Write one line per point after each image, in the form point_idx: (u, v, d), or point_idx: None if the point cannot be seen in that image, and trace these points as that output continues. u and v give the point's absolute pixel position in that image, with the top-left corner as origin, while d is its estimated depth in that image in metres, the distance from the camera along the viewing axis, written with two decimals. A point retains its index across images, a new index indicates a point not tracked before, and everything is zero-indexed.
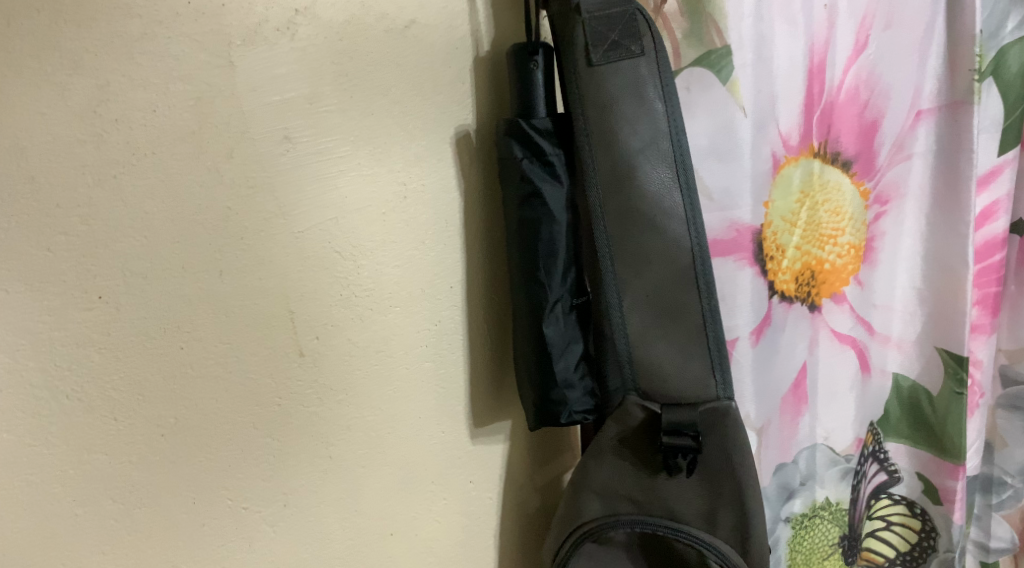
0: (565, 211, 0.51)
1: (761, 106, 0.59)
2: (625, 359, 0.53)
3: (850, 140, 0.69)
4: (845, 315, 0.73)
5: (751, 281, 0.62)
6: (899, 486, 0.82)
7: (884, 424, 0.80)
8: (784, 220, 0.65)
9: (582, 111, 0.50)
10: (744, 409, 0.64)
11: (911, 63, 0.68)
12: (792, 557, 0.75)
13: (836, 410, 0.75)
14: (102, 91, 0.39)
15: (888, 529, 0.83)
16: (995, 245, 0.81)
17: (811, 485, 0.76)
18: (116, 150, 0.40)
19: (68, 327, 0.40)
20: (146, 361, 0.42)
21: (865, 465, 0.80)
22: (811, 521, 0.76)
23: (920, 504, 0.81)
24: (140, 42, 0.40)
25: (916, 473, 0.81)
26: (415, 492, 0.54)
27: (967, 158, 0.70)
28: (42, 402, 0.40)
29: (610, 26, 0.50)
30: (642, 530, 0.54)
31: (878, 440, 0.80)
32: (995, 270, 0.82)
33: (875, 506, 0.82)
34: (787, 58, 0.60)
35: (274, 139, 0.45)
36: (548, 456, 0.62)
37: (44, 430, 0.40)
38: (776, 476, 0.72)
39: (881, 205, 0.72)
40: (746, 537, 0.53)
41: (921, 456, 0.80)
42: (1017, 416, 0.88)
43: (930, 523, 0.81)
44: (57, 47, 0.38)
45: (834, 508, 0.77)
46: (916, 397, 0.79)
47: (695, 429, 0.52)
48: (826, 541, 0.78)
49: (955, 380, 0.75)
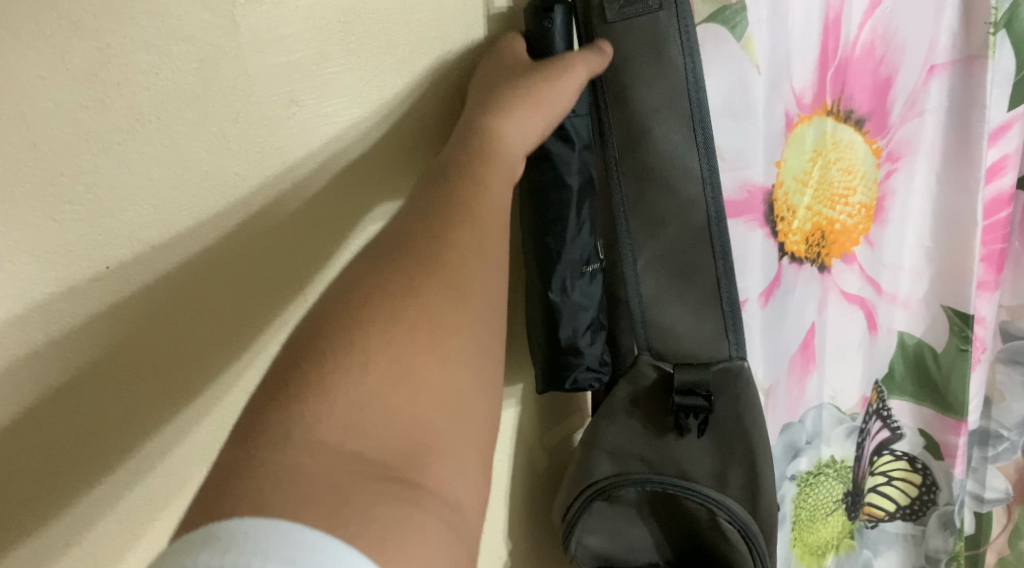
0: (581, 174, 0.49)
1: (775, 63, 0.58)
2: (640, 321, 0.53)
3: (865, 97, 0.67)
4: (854, 274, 0.73)
5: (761, 242, 0.61)
6: (902, 442, 0.84)
7: (889, 382, 0.81)
8: (795, 180, 0.64)
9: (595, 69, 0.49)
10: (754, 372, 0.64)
11: (929, 15, 0.66)
12: (798, 513, 0.76)
13: (843, 369, 0.76)
14: (103, 54, 0.38)
15: (889, 484, 0.85)
16: (1002, 202, 0.81)
17: (817, 444, 0.76)
18: (120, 116, 0.39)
19: (80, 301, 0.39)
20: (158, 334, 0.42)
21: (870, 423, 0.81)
22: (816, 479, 0.77)
23: (921, 459, 0.83)
24: (141, 1, 0.38)
25: (918, 429, 0.82)
26: None
27: (981, 114, 0.69)
28: (55, 378, 0.39)
29: None
30: (651, 488, 0.53)
31: (882, 398, 0.81)
32: (1001, 226, 0.82)
33: (878, 463, 0.84)
34: (803, 13, 0.59)
35: (280, 103, 0.43)
36: (559, 417, 0.62)
37: (57, 404, 0.40)
38: (783, 436, 0.72)
39: (892, 162, 0.71)
40: (756, 494, 0.53)
41: (924, 412, 0.81)
42: (1017, 371, 0.88)
43: (931, 477, 0.82)
44: (53, 7, 0.36)
45: (839, 465, 0.78)
46: (921, 354, 0.79)
47: (707, 387, 0.52)
48: (830, 497, 0.79)
49: (960, 337, 0.75)
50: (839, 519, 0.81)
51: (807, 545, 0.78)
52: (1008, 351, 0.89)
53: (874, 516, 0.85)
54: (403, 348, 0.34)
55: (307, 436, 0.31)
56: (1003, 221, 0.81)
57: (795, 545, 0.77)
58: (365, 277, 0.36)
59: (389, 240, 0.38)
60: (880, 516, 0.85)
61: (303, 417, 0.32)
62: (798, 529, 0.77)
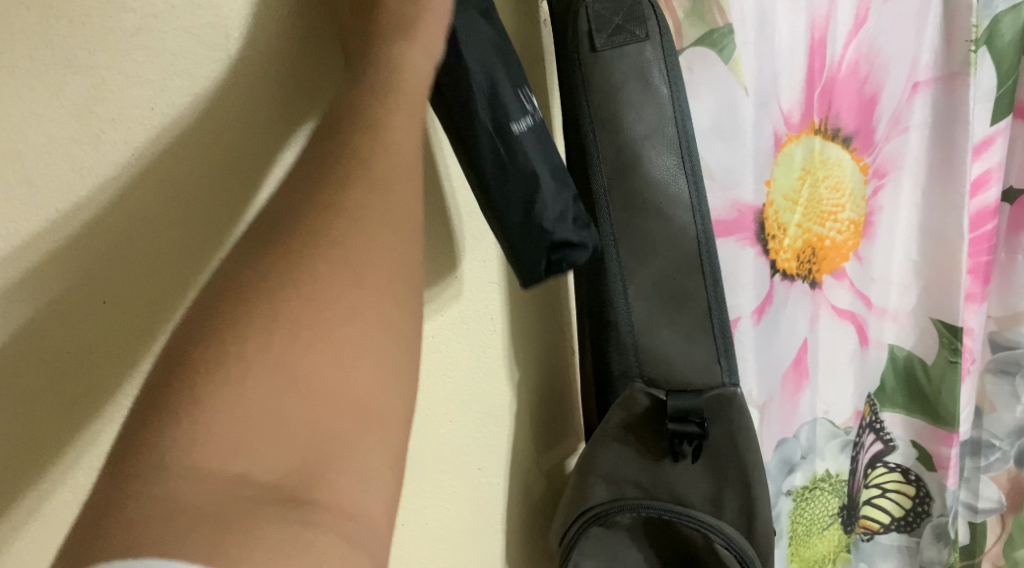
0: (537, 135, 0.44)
1: (763, 84, 0.59)
2: (631, 348, 0.53)
3: (851, 115, 0.68)
4: (845, 289, 0.74)
5: (753, 260, 0.62)
6: (894, 454, 0.84)
7: (880, 395, 0.82)
8: (785, 198, 0.64)
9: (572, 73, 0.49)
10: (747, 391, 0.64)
11: (910, 35, 0.67)
12: (795, 527, 0.76)
13: (834, 381, 0.76)
14: (97, 89, 0.37)
15: (883, 496, 0.85)
16: (988, 215, 0.82)
17: (812, 459, 0.77)
18: (115, 151, 0.38)
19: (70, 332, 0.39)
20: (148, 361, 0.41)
21: (864, 435, 0.81)
22: (812, 493, 0.77)
23: (914, 471, 0.83)
24: (135, 38, 0.38)
25: (911, 441, 0.83)
26: (425, 483, 0.53)
27: (964, 130, 0.70)
28: (43, 410, 0.39)
29: (614, 10, 0.48)
30: (649, 514, 0.54)
31: (875, 411, 0.82)
32: (987, 238, 0.83)
33: (872, 475, 0.84)
34: (788, 35, 0.60)
35: (278, 134, 0.43)
36: (554, 440, 0.62)
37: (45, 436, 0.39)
38: (778, 451, 0.72)
39: (879, 178, 0.72)
40: (751, 520, 0.54)
41: (916, 424, 0.81)
42: (1006, 381, 0.89)
43: (924, 488, 0.83)
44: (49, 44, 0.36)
45: (834, 479, 0.78)
46: (911, 366, 0.80)
47: (700, 416, 0.52)
48: (826, 511, 0.79)
49: (949, 349, 0.76)
50: (836, 532, 0.81)
51: (804, 559, 0.78)
52: (997, 361, 0.89)
53: (869, 528, 0.85)
54: (293, 351, 0.29)
55: (193, 460, 0.27)
56: (988, 233, 0.82)
57: (792, 560, 0.77)
58: (250, 269, 0.31)
59: (279, 220, 0.32)
60: (875, 528, 0.86)
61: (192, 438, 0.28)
62: (795, 544, 0.77)
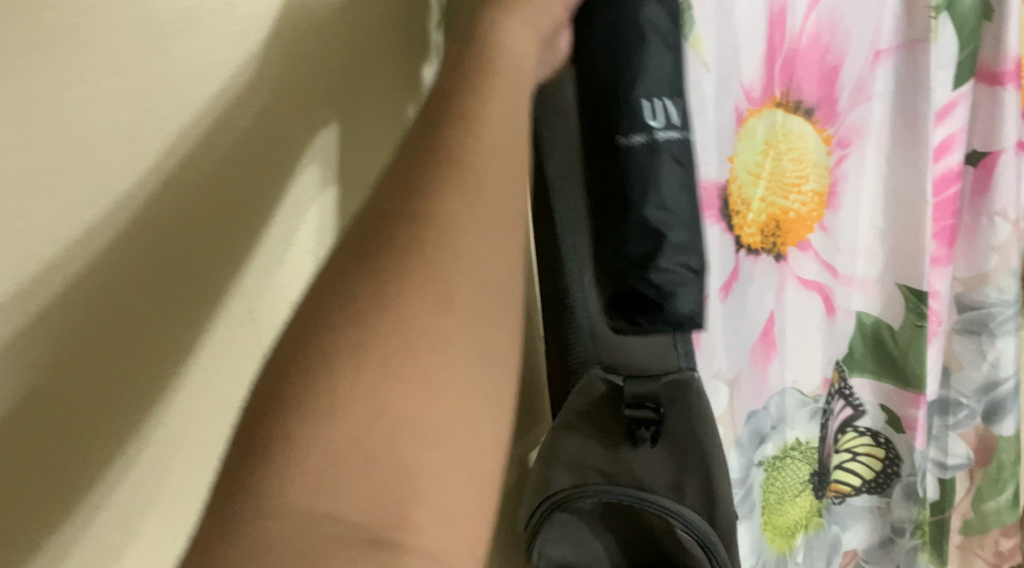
0: (675, 168, 0.43)
1: (723, 59, 0.58)
2: (587, 334, 0.53)
3: (813, 86, 0.68)
4: (811, 260, 0.74)
5: (717, 237, 0.62)
6: (864, 418, 0.85)
7: (850, 361, 0.82)
8: (749, 173, 0.64)
9: (670, 84, 0.43)
10: (709, 367, 0.64)
11: (872, 4, 0.67)
12: (766, 496, 0.78)
13: (802, 348, 0.76)
14: (26, 94, 0.37)
15: (854, 460, 0.87)
16: (952, 178, 0.82)
17: (783, 429, 0.77)
18: (50, 152, 0.38)
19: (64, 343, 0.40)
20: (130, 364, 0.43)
21: (833, 402, 0.82)
22: (782, 462, 0.78)
23: (884, 434, 0.85)
24: (64, 36, 0.38)
25: (879, 405, 0.84)
26: None
27: (925, 98, 0.70)
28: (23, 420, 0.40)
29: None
30: (609, 499, 0.54)
31: (844, 377, 0.83)
32: (952, 201, 0.83)
33: (842, 440, 0.86)
34: (748, 8, 0.59)
35: (218, 126, 0.43)
36: (525, 429, 0.62)
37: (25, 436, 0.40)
38: (748, 424, 0.73)
39: (842, 148, 0.72)
40: (713, 503, 0.54)
41: (884, 387, 0.83)
42: (974, 341, 0.90)
43: (894, 450, 0.84)
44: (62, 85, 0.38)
45: (804, 447, 0.80)
46: (879, 332, 0.80)
47: (656, 400, 0.52)
48: (797, 479, 0.80)
49: (915, 312, 0.77)
50: (809, 499, 0.82)
51: (779, 527, 0.80)
52: (964, 321, 0.90)
53: (842, 491, 0.87)
54: (378, 374, 0.32)
55: (285, 491, 0.30)
56: (953, 196, 0.83)
57: (766, 528, 0.78)
58: (344, 286, 0.33)
59: (375, 224, 0.34)
60: (847, 491, 0.87)
61: (282, 470, 0.30)
62: (767, 513, 0.78)
